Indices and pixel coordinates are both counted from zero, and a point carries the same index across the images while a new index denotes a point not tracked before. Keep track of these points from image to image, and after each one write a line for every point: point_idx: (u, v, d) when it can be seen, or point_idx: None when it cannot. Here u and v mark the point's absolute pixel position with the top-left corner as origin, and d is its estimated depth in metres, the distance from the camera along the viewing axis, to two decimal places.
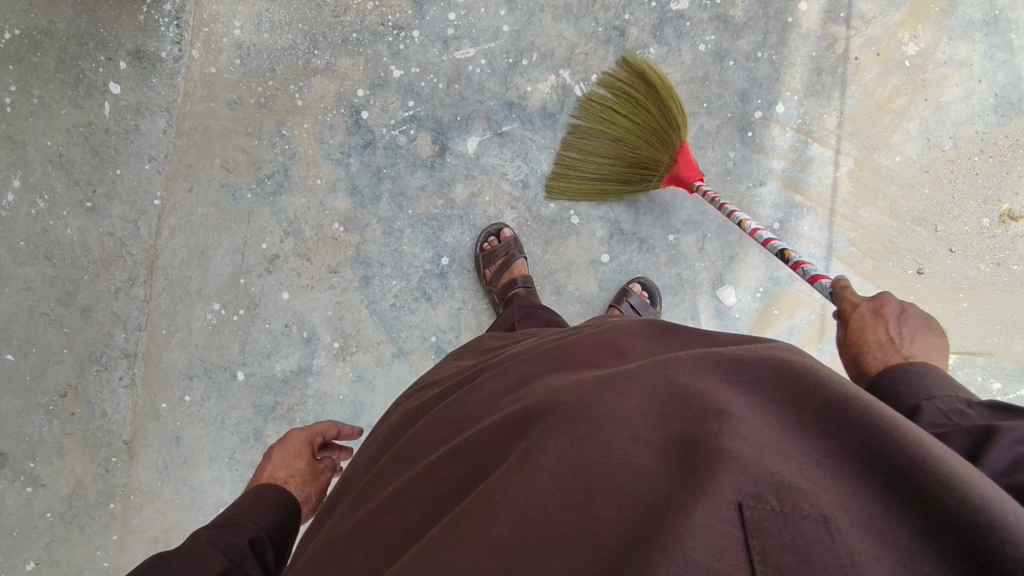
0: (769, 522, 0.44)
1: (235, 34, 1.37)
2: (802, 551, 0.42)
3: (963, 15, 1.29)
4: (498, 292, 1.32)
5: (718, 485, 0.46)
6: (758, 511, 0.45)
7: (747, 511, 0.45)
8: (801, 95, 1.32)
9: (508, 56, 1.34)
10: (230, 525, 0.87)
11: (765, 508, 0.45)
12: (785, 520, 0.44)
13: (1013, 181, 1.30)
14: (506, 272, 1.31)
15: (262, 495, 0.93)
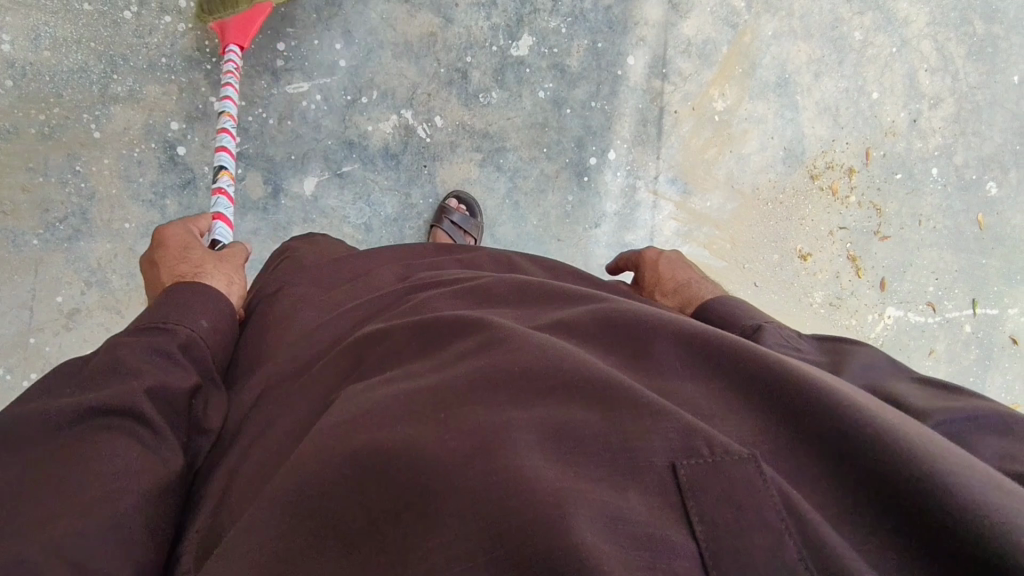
0: (702, 476, 0.45)
1: (4, 50, 1.14)
2: (736, 502, 0.43)
3: (760, 77, 1.45)
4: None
5: (650, 450, 0.46)
6: (693, 467, 0.45)
7: (682, 470, 0.45)
8: (629, 143, 1.42)
9: (345, 93, 1.27)
10: (152, 336, 0.67)
11: (698, 462, 0.45)
12: (715, 468, 0.45)
13: (795, 223, 1.53)
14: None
15: (203, 304, 0.73)
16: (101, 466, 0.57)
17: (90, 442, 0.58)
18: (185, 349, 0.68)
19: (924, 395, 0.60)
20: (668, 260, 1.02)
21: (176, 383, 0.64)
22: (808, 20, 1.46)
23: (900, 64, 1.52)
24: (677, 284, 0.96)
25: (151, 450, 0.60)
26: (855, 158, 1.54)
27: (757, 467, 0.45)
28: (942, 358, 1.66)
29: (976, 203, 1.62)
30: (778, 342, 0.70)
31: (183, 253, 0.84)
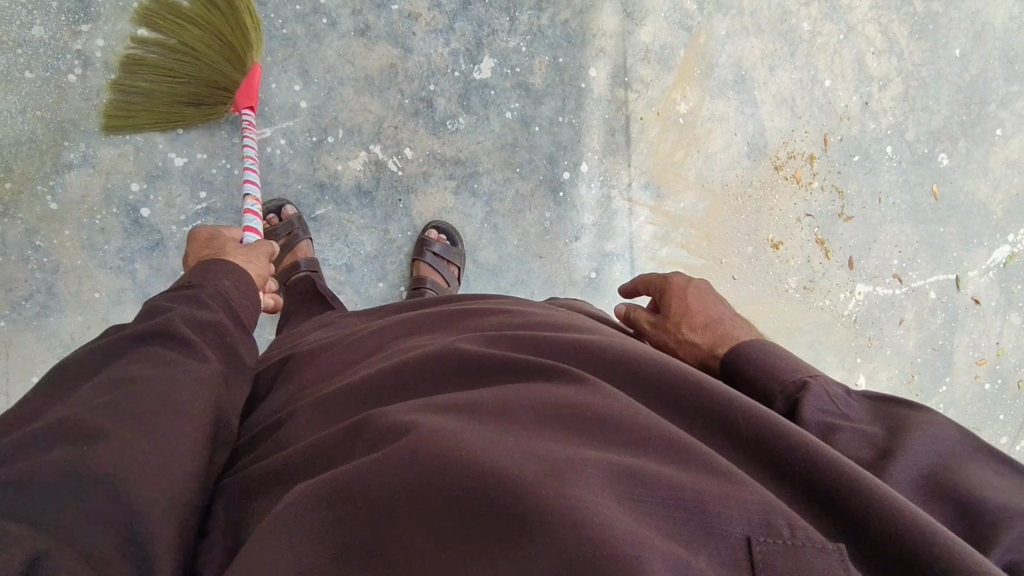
0: (778, 559, 0.45)
1: None
2: None
3: (719, 75, 1.47)
4: (279, 275, 1.21)
5: (727, 521, 0.46)
6: (769, 548, 0.45)
7: (758, 547, 0.45)
8: (600, 154, 1.42)
9: (310, 135, 1.24)
10: (177, 292, 0.74)
11: (775, 544, 0.45)
12: (793, 553, 0.45)
13: (764, 215, 1.57)
14: (288, 255, 1.22)
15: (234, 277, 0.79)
16: (166, 379, 0.62)
17: (140, 359, 0.64)
18: (209, 296, 0.75)
19: (1006, 494, 0.55)
20: (697, 290, 0.94)
21: (208, 316, 0.71)
22: (758, 16, 1.49)
23: (848, 50, 1.57)
24: (708, 319, 0.88)
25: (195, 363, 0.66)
26: (815, 145, 1.58)
27: (840, 561, 0.45)
28: (912, 326, 1.73)
29: (930, 175, 1.69)
30: (823, 408, 0.64)
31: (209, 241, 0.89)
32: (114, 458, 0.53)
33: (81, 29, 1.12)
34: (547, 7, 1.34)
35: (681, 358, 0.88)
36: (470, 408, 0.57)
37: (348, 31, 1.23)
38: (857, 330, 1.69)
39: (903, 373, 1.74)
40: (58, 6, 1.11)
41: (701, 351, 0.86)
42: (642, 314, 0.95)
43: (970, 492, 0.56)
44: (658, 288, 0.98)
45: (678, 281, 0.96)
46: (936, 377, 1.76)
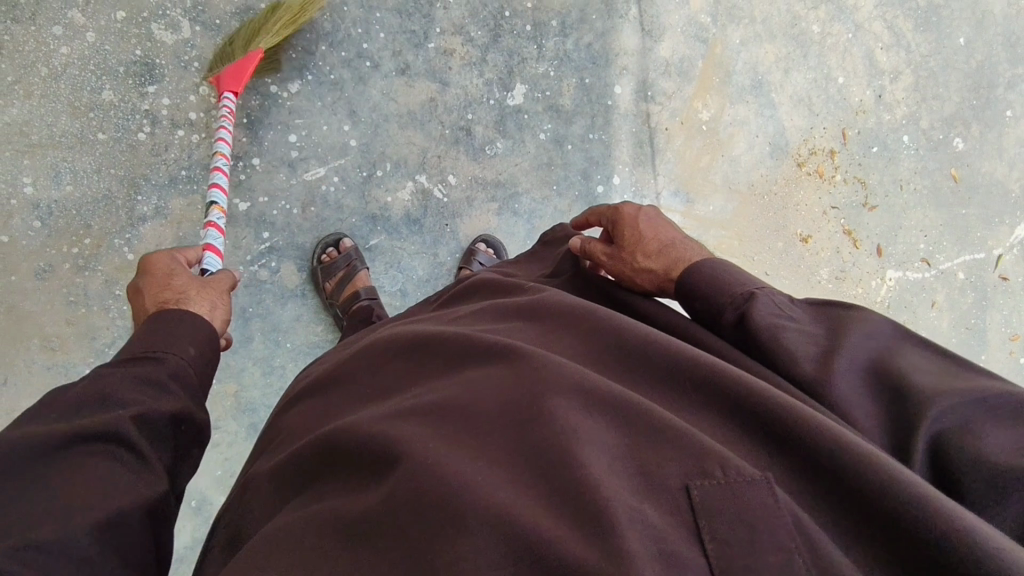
0: (716, 500, 0.51)
1: (27, 193, 1.15)
2: (750, 526, 0.49)
3: (736, 82, 1.54)
4: (341, 303, 1.27)
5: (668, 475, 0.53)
6: (705, 491, 0.52)
7: (695, 493, 0.52)
8: (630, 166, 1.49)
9: (361, 170, 1.31)
10: (142, 365, 0.73)
11: (711, 486, 0.52)
12: (729, 490, 0.52)
13: (791, 211, 1.62)
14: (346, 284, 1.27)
15: (195, 338, 0.80)
16: (102, 492, 0.63)
17: (78, 467, 0.64)
18: (173, 375, 0.75)
19: (923, 372, 0.66)
20: (647, 217, 0.96)
21: (164, 406, 0.72)
22: (770, 23, 1.56)
23: (858, 48, 1.63)
24: (660, 246, 0.91)
25: (139, 473, 0.67)
26: (834, 140, 1.64)
27: (770, 491, 0.52)
28: (944, 308, 1.77)
29: (947, 160, 1.74)
30: (770, 311, 0.74)
31: (169, 278, 0.88)
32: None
33: (148, 90, 1.18)
34: (571, 32, 1.41)
35: (640, 285, 0.91)
36: (439, 400, 0.64)
37: (389, 71, 1.31)
38: (891, 315, 1.74)
39: None
40: (124, 71, 1.17)
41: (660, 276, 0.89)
42: (597, 246, 0.95)
43: (898, 372, 0.66)
44: (609, 221, 1.00)
45: (628, 210, 0.97)
46: (973, 355, 1.80)
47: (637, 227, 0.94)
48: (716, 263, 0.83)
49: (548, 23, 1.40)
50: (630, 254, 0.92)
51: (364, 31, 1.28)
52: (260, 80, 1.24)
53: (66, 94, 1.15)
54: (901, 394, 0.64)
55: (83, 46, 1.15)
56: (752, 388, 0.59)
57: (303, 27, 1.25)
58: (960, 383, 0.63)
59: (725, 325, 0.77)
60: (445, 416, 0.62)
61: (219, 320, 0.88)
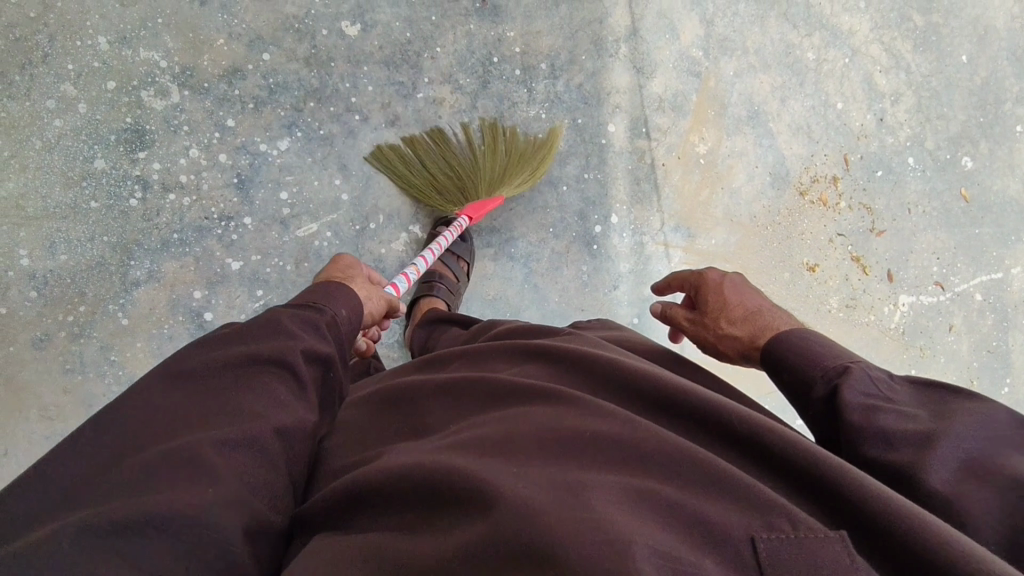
0: (782, 555, 0.49)
1: (22, 264, 1.15)
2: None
3: (732, 114, 1.52)
4: None
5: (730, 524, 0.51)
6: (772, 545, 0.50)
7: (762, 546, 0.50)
8: (628, 204, 1.46)
9: (353, 224, 1.30)
10: (307, 311, 0.80)
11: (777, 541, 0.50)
12: (798, 547, 0.50)
13: (796, 240, 1.58)
14: None
15: (350, 304, 0.87)
16: (266, 405, 0.65)
17: (245, 386, 0.66)
18: (330, 326, 0.81)
19: None
20: (733, 282, 0.98)
21: (321, 348, 0.76)
22: (763, 53, 1.54)
23: (856, 72, 1.60)
24: (747, 313, 0.93)
25: (296, 398, 0.70)
26: (836, 166, 1.61)
27: (844, 550, 0.50)
28: (962, 331, 1.71)
29: (956, 180, 1.69)
30: (865, 391, 0.71)
31: (348, 269, 1.01)
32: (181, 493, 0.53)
33: (138, 156, 1.19)
34: (561, 74, 1.40)
35: (724, 350, 0.94)
36: (483, 439, 0.61)
37: (379, 123, 1.30)
38: (906, 342, 1.68)
39: (961, 379, 1.71)
40: (115, 138, 1.18)
41: (744, 344, 0.91)
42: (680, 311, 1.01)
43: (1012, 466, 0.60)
44: (693, 284, 1.02)
45: (714, 274, 0.99)
46: (996, 378, 1.73)
47: (721, 293, 0.96)
48: (800, 332, 0.84)
49: (536, 67, 1.39)
50: (713, 320, 0.96)
51: (352, 85, 1.28)
52: (249, 140, 1.24)
53: (59, 165, 1.16)
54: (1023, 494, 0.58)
55: (75, 117, 1.17)
56: (790, 441, 0.58)
57: (291, 86, 1.25)
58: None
59: (816, 399, 0.76)
60: (496, 453, 0.58)
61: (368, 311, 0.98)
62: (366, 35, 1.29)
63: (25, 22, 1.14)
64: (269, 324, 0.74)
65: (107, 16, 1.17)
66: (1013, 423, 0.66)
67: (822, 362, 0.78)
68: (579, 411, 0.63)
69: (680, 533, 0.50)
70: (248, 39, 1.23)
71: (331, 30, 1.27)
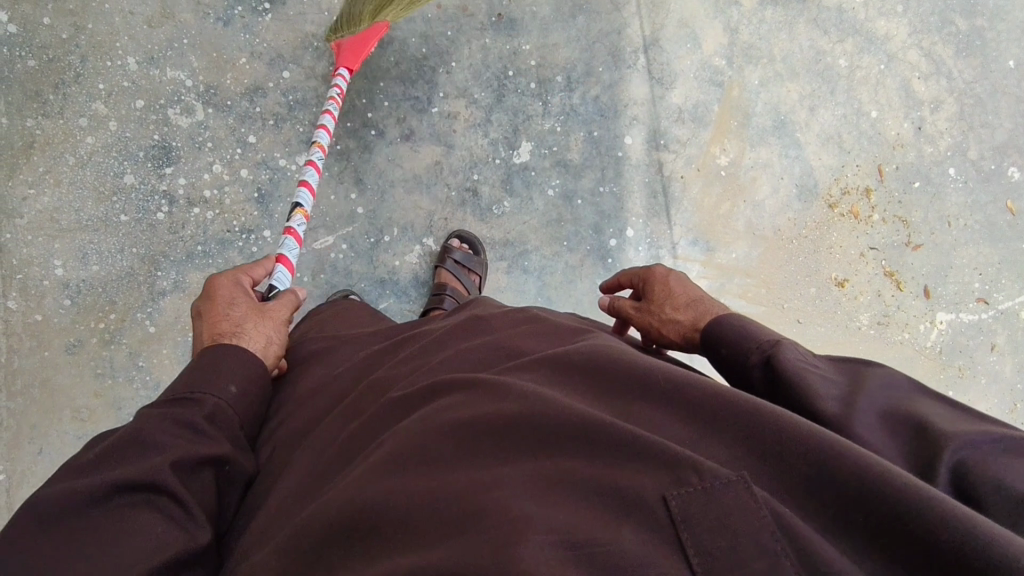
0: (690, 509, 0.50)
1: (58, 274, 1.22)
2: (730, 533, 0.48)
3: (756, 124, 1.48)
4: None
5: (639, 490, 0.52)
6: (680, 500, 0.51)
7: (671, 504, 0.51)
8: (644, 217, 1.44)
9: (368, 236, 1.33)
10: (179, 408, 0.71)
11: (684, 494, 0.51)
12: (704, 497, 0.51)
13: (824, 254, 1.53)
14: None
15: (246, 374, 0.78)
16: (162, 543, 0.62)
17: (124, 523, 0.62)
18: (213, 417, 0.73)
19: (940, 413, 0.59)
20: (678, 276, 0.93)
21: (214, 451, 0.70)
22: (791, 60, 1.48)
23: (892, 78, 1.53)
24: (690, 299, 0.88)
25: (180, 531, 0.64)
26: (869, 177, 1.54)
27: (745, 489, 0.51)
28: (1007, 351, 1.60)
29: (1002, 191, 1.59)
30: (798, 356, 0.66)
31: (227, 309, 0.86)
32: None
33: (165, 172, 1.25)
34: (578, 86, 1.39)
35: (665, 336, 0.87)
36: (408, 437, 0.64)
37: (394, 137, 1.32)
38: (944, 362, 1.58)
39: (1005, 402, 1.60)
40: (143, 155, 1.24)
41: (687, 327, 0.85)
42: (625, 301, 0.95)
43: (916, 414, 0.59)
44: (638, 278, 0.97)
45: (658, 266, 0.95)
46: None
47: (664, 281, 0.92)
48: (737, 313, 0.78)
49: (552, 79, 1.38)
50: (660, 306, 0.89)
51: (369, 101, 1.31)
52: (269, 155, 1.28)
53: (91, 180, 1.23)
54: (920, 430, 0.57)
55: (106, 134, 1.23)
56: (700, 397, 0.59)
57: (309, 102, 1.29)
58: (975, 423, 0.57)
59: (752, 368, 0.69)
60: (408, 465, 0.60)
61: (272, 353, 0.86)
62: (382, 51, 1.31)
63: (58, 43, 1.21)
64: (145, 438, 0.67)
65: (136, 37, 1.23)
66: (910, 385, 0.64)
67: (755, 334, 0.73)
68: (486, 397, 0.65)
69: (586, 515, 0.52)
70: (269, 57, 1.27)
71: None
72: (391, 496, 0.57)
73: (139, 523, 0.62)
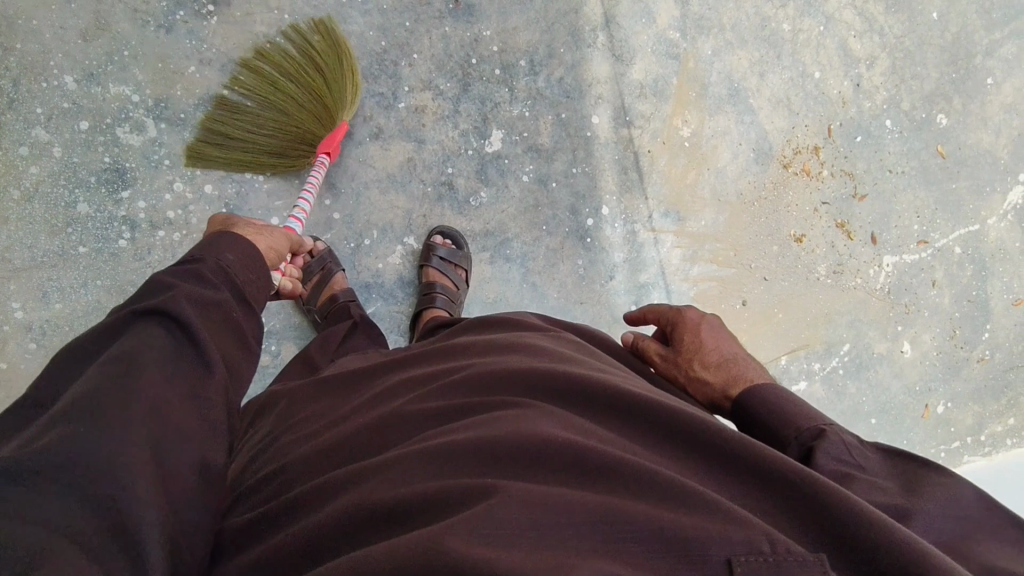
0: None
1: (17, 317, 1.13)
2: None
3: (713, 93, 1.52)
4: (319, 308, 1.22)
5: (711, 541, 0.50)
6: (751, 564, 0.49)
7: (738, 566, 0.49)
8: (617, 194, 1.46)
9: (348, 242, 1.29)
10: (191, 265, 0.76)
11: (756, 561, 0.49)
12: (773, 567, 0.49)
13: (783, 214, 1.60)
14: (325, 289, 1.23)
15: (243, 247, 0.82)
16: (168, 369, 0.65)
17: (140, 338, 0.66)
18: (217, 275, 0.76)
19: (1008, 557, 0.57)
20: (711, 326, 0.96)
21: (217, 298, 0.74)
22: (739, 28, 1.53)
23: (831, 39, 1.61)
24: (722, 358, 0.90)
25: (187, 364, 0.67)
26: (817, 136, 1.62)
27: (820, 574, 0.50)
28: (945, 285, 1.73)
29: (932, 137, 1.71)
30: (838, 456, 0.66)
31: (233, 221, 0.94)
32: (165, 437, 0.61)
33: (122, 196, 1.16)
34: (541, 70, 1.39)
35: (695, 395, 0.91)
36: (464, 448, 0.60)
37: (363, 137, 1.28)
38: (892, 300, 1.70)
39: (945, 330, 1.73)
40: (96, 180, 1.15)
41: (718, 390, 0.87)
42: (651, 345, 0.98)
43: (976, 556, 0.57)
44: (670, 321, 0.99)
45: (691, 317, 0.97)
46: (977, 326, 1.76)
47: (696, 336, 0.94)
48: (771, 389, 0.80)
49: (516, 64, 1.37)
50: (686, 362, 0.93)
51: None
52: None
53: (41, 213, 1.13)
54: None
55: (51, 162, 1.13)
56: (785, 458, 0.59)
57: None
58: None
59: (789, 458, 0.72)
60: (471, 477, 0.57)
61: (264, 244, 0.92)
62: None
63: None
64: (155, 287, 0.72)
65: (70, 53, 1.13)
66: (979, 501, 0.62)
67: (796, 418, 0.74)
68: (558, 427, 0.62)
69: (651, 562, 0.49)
70: (220, 64, 1.20)
71: None
72: (444, 500, 0.54)
73: (152, 337, 0.66)
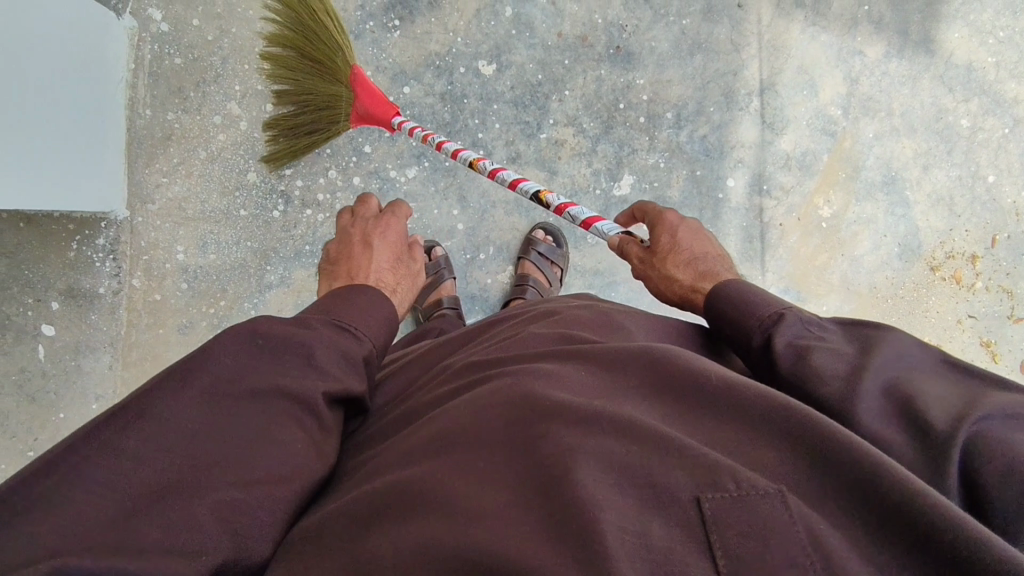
0: (724, 511, 0.47)
1: (179, 259, 1.30)
2: (759, 536, 0.45)
3: (866, 178, 1.44)
4: (423, 309, 1.31)
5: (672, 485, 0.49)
6: (715, 501, 0.48)
7: (706, 503, 0.48)
8: (737, 261, 1.43)
9: (465, 252, 1.37)
10: (340, 337, 0.70)
11: (721, 496, 0.48)
12: (738, 503, 0.48)
13: (920, 319, 1.47)
14: (433, 293, 1.31)
15: (378, 313, 0.77)
16: (267, 431, 0.60)
17: (259, 411, 0.61)
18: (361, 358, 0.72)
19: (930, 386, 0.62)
20: (689, 228, 0.95)
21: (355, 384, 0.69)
22: (910, 115, 1.44)
23: (1016, 144, 1.47)
24: (692, 257, 0.92)
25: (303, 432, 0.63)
26: (977, 244, 1.48)
27: (781, 502, 0.48)
28: None
29: None
30: (797, 333, 0.70)
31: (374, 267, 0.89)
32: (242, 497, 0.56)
33: (285, 173, 1.31)
34: (686, 124, 1.39)
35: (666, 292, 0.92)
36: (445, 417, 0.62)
37: (501, 159, 1.35)
38: None
39: None
40: None
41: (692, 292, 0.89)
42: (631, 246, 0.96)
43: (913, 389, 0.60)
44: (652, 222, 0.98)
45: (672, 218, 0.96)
46: None
47: (672, 238, 0.94)
48: (734, 285, 0.82)
49: (662, 115, 1.39)
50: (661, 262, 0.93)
51: (481, 121, 1.34)
52: (381, 166, 1.33)
53: (218, 175, 1.31)
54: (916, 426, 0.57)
55: (236, 133, 1.31)
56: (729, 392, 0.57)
57: (425, 118, 1.33)
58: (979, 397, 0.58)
59: (754, 347, 0.74)
60: (454, 437, 0.59)
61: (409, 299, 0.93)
62: (500, 74, 1.34)
63: (204, 44, 1.29)
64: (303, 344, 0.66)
65: None
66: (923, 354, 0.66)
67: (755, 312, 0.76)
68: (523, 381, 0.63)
69: (618, 498, 0.49)
70: (392, 72, 1.31)
71: (468, 68, 1.33)
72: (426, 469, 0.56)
73: (270, 415, 0.61)
